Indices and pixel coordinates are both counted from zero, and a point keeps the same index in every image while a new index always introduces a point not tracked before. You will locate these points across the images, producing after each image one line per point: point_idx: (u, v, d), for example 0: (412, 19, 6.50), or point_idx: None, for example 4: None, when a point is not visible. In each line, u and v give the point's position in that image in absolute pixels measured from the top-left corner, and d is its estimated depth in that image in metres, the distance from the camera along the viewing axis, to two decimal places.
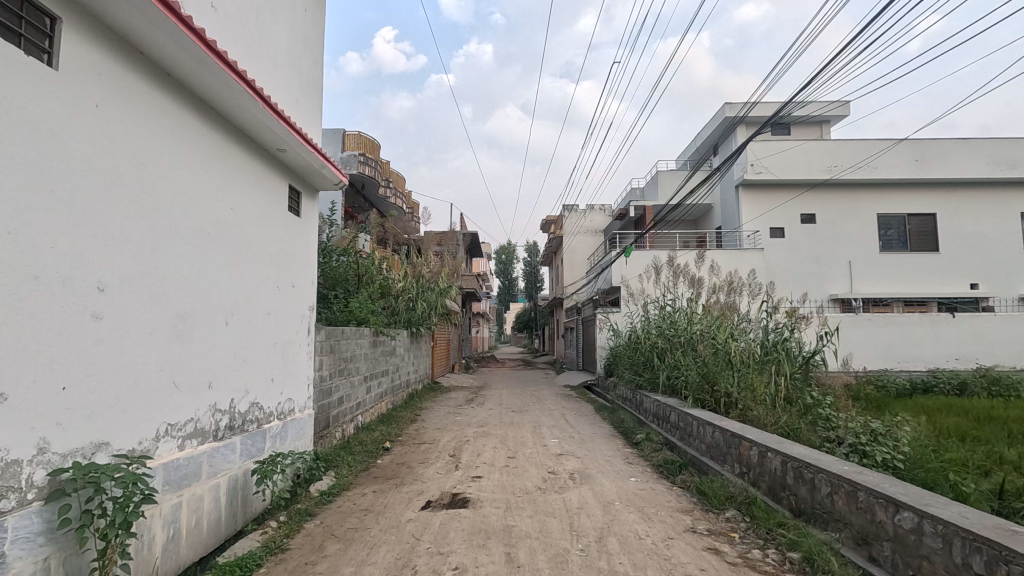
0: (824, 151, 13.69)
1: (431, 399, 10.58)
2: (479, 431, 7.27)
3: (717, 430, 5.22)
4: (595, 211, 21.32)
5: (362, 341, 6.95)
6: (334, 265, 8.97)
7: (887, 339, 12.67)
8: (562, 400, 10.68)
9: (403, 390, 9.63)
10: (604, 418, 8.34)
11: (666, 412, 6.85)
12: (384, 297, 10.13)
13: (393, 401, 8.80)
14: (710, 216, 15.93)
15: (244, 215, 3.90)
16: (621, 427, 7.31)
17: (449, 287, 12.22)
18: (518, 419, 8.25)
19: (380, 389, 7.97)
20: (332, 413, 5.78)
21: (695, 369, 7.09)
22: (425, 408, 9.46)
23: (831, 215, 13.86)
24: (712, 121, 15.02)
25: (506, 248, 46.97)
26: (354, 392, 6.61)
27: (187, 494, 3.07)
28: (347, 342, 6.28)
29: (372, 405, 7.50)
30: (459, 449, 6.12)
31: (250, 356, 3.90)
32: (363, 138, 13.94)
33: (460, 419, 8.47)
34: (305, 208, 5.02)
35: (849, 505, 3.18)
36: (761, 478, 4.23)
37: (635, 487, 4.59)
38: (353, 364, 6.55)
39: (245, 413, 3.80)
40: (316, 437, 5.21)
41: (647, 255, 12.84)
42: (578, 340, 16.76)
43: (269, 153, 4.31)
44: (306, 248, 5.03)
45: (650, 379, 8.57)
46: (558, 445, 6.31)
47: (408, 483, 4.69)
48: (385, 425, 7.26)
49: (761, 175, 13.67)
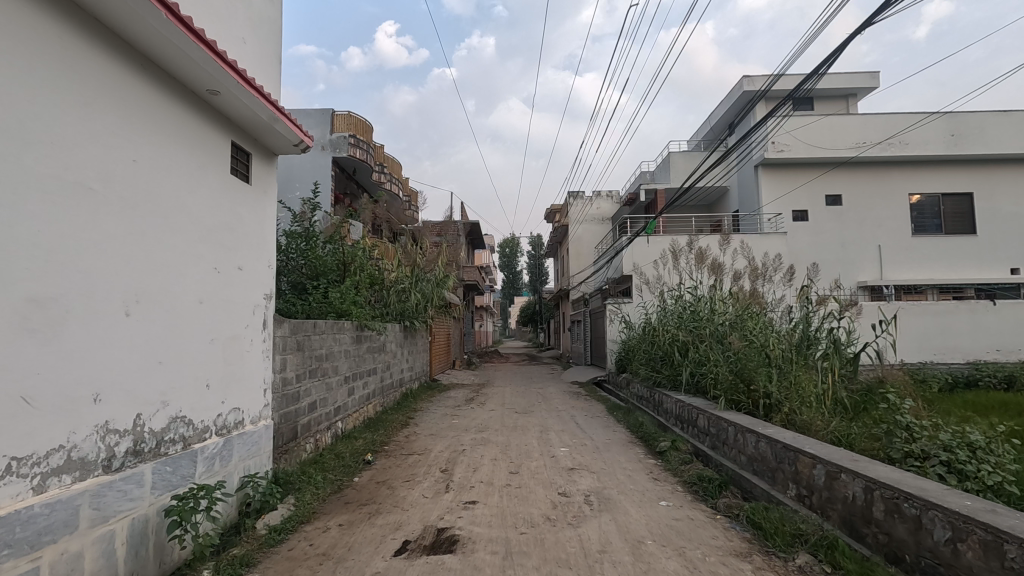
0: (851, 126, 12.66)
1: (428, 399, 9.68)
2: (478, 438, 6.36)
3: (765, 441, 4.29)
4: (602, 198, 20.32)
5: (342, 338, 6.06)
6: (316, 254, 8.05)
7: (926, 329, 11.65)
8: (571, 399, 9.76)
9: (396, 390, 8.73)
10: (619, 420, 7.42)
11: (693, 415, 5.96)
12: (374, 288, 9.23)
13: (383, 403, 7.90)
14: (726, 200, 14.94)
15: (160, 173, 2.99)
16: (640, 431, 6.39)
17: (447, 278, 11.32)
18: (522, 423, 7.32)
19: (367, 390, 7.08)
20: (301, 422, 4.89)
21: (724, 364, 6.19)
22: (419, 409, 8.56)
23: (859, 196, 12.84)
24: (729, 98, 14.00)
25: (509, 241, 45.98)
26: (332, 395, 5.73)
27: (49, 556, 2.17)
28: (321, 339, 5.38)
29: (357, 410, 6.62)
30: (452, 462, 5.20)
31: (171, 358, 2.99)
32: (356, 119, 12.96)
33: (457, 422, 7.56)
34: (258, 174, 4.10)
35: (987, 560, 2.26)
36: (833, 508, 3.32)
37: (669, 515, 3.66)
38: (330, 362, 5.67)
39: (162, 432, 2.89)
40: (276, 453, 4.32)
41: (661, 240, 11.85)
42: (586, 333, 15.82)
43: (199, 98, 3.38)
44: (260, 223, 4.11)
45: (671, 376, 7.63)
46: (568, 455, 5.39)
47: (386, 511, 3.78)
48: (370, 433, 6.34)
49: (783, 153, 12.66)
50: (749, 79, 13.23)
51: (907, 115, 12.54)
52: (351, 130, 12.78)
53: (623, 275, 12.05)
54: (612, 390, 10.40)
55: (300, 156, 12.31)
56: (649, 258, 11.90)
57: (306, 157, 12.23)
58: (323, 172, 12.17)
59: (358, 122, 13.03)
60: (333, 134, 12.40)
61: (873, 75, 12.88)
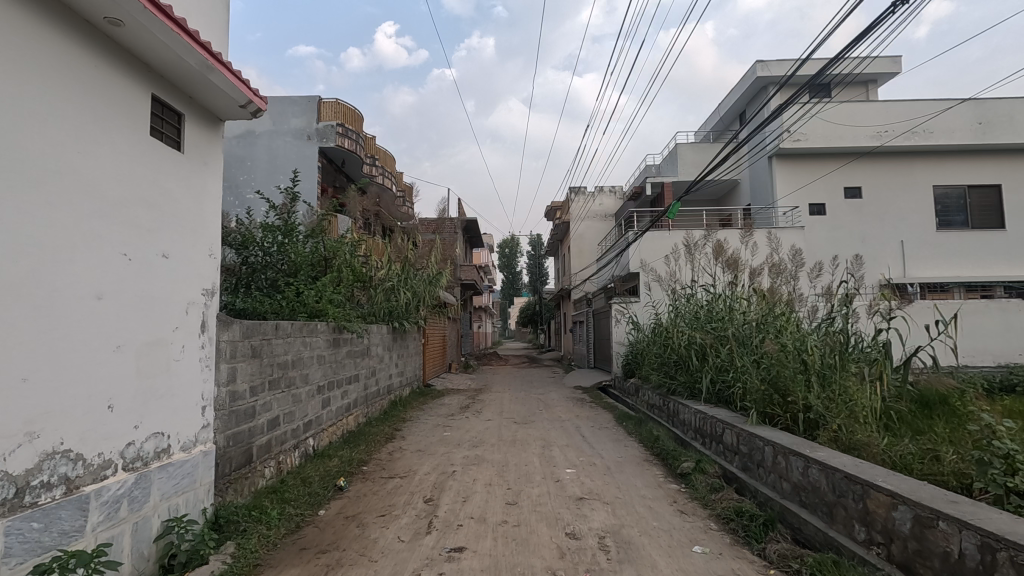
0: (871, 113, 11.89)
1: (419, 407, 8.89)
2: (471, 455, 5.57)
3: (819, 468, 3.51)
4: (605, 194, 19.55)
5: (315, 341, 5.28)
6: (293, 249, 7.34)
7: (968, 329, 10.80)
8: (575, 406, 8.98)
9: (382, 398, 7.96)
10: (631, 432, 6.65)
11: (719, 429, 5.21)
12: (360, 285, 8.49)
13: (367, 413, 7.12)
14: (736, 195, 14.16)
15: (27, 122, 2.21)
16: (656, 447, 5.63)
17: (441, 277, 10.54)
18: (522, 435, 6.55)
19: (347, 400, 6.29)
20: (259, 443, 4.11)
21: (752, 370, 5.43)
22: (408, 419, 7.79)
23: (879, 189, 12.06)
24: (739, 86, 13.21)
25: (509, 241, 45.22)
26: (301, 407, 4.94)
27: None
28: (285, 344, 4.59)
29: (334, 422, 5.83)
30: (439, 488, 4.41)
31: (44, 372, 2.20)
32: (344, 107, 12.18)
33: (449, 435, 6.78)
34: (195, 140, 3.31)
35: None
36: (927, 565, 2.56)
37: (709, 570, 2.88)
38: (299, 368, 4.90)
39: (27, 473, 2.11)
40: (221, 484, 3.53)
41: (670, 236, 11.09)
42: (589, 334, 15.04)
43: (100, 33, 2.60)
44: (197, 200, 3.33)
45: (688, 383, 6.84)
46: (575, 479, 4.61)
47: (348, 564, 2.99)
48: (348, 449, 5.56)
49: (800, 143, 11.89)
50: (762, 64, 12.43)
51: (931, 102, 11.76)
52: (339, 118, 12.00)
53: (629, 273, 11.27)
54: (620, 397, 9.61)
55: (284, 141, 11.58)
56: (657, 253, 11.13)
57: (291, 140, 11.51)
58: (308, 163, 11.43)
59: (346, 110, 12.23)
60: (320, 122, 11.65)
61: (894, 60, 12.12)
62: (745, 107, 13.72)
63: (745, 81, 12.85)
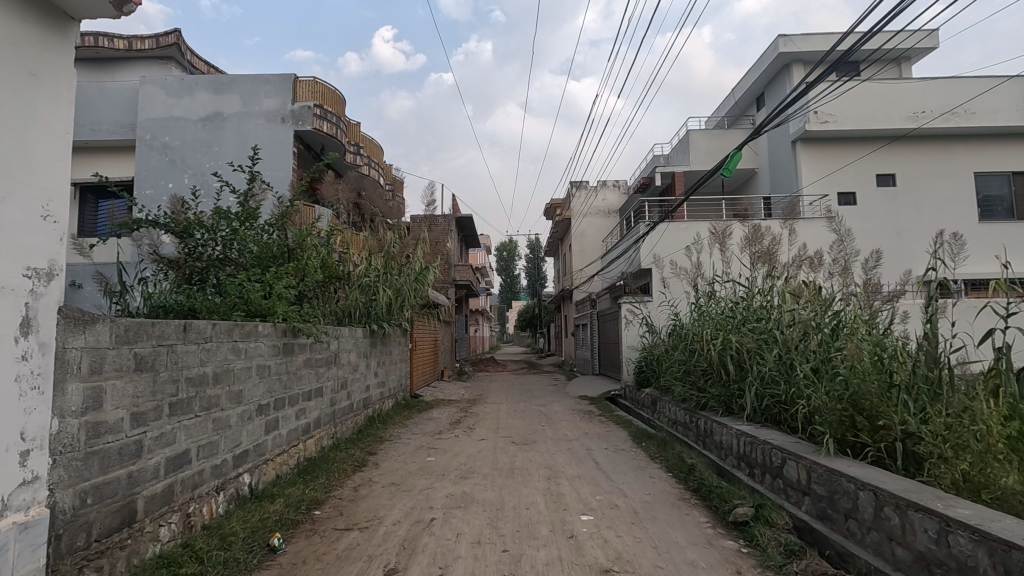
0: (906, 93, 10.76)
1: (402, 423, 7.68)
2: (456, 493, 4.33)
3: (971, 538, 2.35)
4: (608, 188, 18.45)
5: (253, 348, 4.07)
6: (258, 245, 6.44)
7: None
8: (582, 421, 7.76)
9: (357, 414, 6.75)
10: (654, 457, 5.47)
11: (780, 461, 4.02)
12: (334, 282, 7.35)
13: (335, 434, 5.93)
14: (753, 185, 13.03)
15: None
16: (694, 481, 4.43)
17: (428, 272, 9.30)
18: (520, 462, 5.35)
19: (305, 419, 5.09)
20: (150, 493, 2.89)
21: (816, 382, 4.24)
22: (386, 439, 6.59)
23: (915, 176, 10.89)
24: (758, 66, 12.07)
25: (506, 243, 44.19)
26: (230, 435, 3.71)
27: None
28: (200, 353, 3.37)
29: (284, 451, 4.59)
30: (410, 550, 3.20)
31: None
32: (323, 87, 11.01)
33: (433, 462, 5.55)
34: (8, 35, 2.14)
35: None
36: None
37: None
38: (227, 382, 3.68)
39: None
40: (67, 567, 2.33)
41: (686, 228, 9.96)
42: (593, 339, 13.86)
43: None
44: (11, 130, 2.16)
45: (724, 398, 5.66)
46: (596, 534, 3.42)
47: None
48: (299, 486, 4.34)
49: (829, 125, 10.79)
50: (786, 39, 11.16)
51: (974, 81, 10.63)
52: (318, 99, 10.81)
53: (640, 269, 10.12)
54: (633, 410, 8.43)
55: (254, 124, 10.45)
56: (672, 248, 9.95)
57: (263, 123, 10.41)
58: (282, 148, 10.34)
59: (325, 90, 11.03)
60: (295, 103, 10.52)
61: (931, 34, 10.97)
62: (764, 89, 12.62)
63: (765, 59, 11.71)
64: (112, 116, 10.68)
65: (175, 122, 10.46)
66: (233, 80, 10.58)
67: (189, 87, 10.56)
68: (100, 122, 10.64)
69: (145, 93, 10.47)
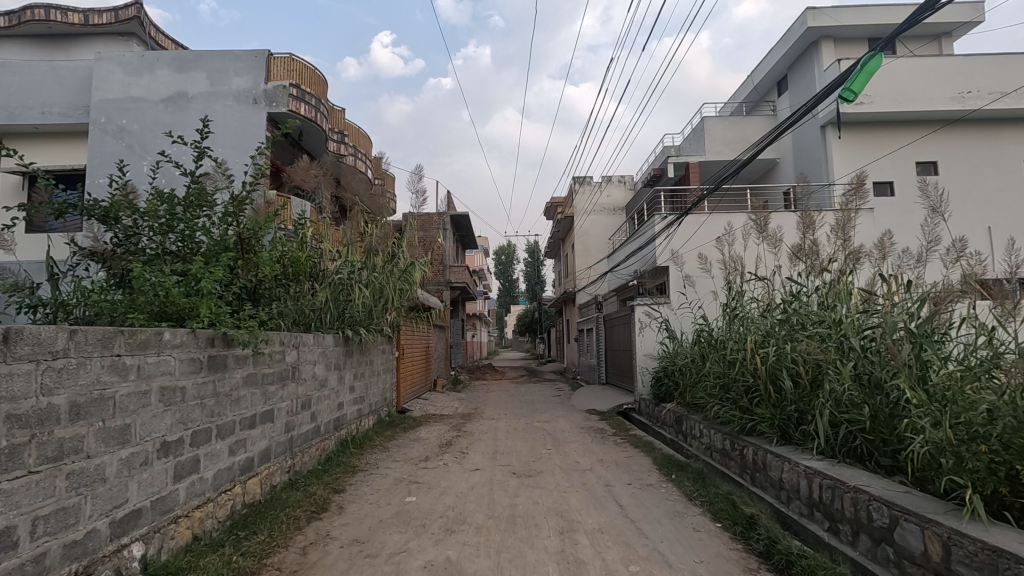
0: (951, 71, 9.66)
1: (382, 445, 6.53)
2: (437, 562, 3.17)
3: None
4: (613, 184, 17.37)
5: (153, 365, 2.92)
6: (205, 235, 5.32)
7: None
8: (594, 443, 6.61)
9: (324, 438, 5.58)
10: (695, 499, 4.30)
11: (889, 521, 2.89)
12: (302, 279, 6.23)
13: (293, 466, 4.76)
14: (775, 177, 11.93)
15: None
16: (763, 542, 3.27)
17: (415, 269, 8.14)
18: (525, 506, 4.19)
19: (245, 454, 3.91)
20: None
21: (933, 414, 3.10)
22: (360, 469, 5.44)
23: (958, 165, 9.78)
24: (783, 44, 11.00)
25: (506, 247, 43.17)
26: (103, 493, 2.54)
27: None
28: (42, 376, 2.22)
29: (208, 500, 3.41)
30: None
31: None
32: (301, 65, 9.90)
33: (412, 504, 4.38)
34: None
35: None
36: None
37: None
38: (99, 416, 2.52)
39: None
40: None
41: (708, 221, 8.82)
42: (599, 345, 12.74)
43: None
44: None
45: (780, 422, 4.53)
46: None
47: None
48: (224, 552, 3.17)
49: (864, 107, 9.67)
50: (815, 12, 10.11)
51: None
52: (294, 79, 9.70)
53: (655, 268, 8.99)
54: (651, 428, 7.32)
55: (223, 105, 9.34)
56: (691, 243, 8.84)
57: (233, 105, 9.31)
58: (253, 133, 9.24)
59: (303, 68, 9.91)
60: (269, 82, 9.40)
61: (977, 6, 9.90)
62: (787, 71, 11.54)
63: (791, 36, 10.65)
64: (64, 97, 9.54)
65: (134, 103, 9.31)
66: (198, 57, 9.45)
67: (150, 65, 9.45)
68: (50, 104, 9.49)
69: (101, 71, 9.35)
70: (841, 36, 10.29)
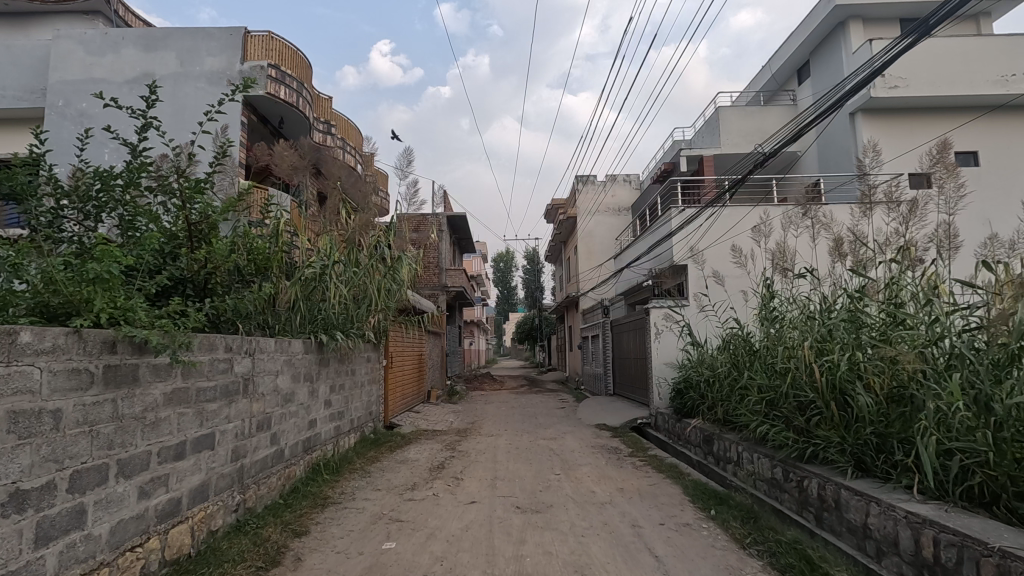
0: (994, 52, 8.83)
1: (362, 469, 5.59)
2: None
3: None
4: (618, 184, 16.54)
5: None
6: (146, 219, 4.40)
7: None
8: (609, 467, 5.68)
9: (288, 463, 4.64)
10: (753, 548, 3.36)
11: None
12: (268, 274, 5.31)
13: (242, 503, 3.81)
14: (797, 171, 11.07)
15: None
16: None
17: (404, 266, 7.25)
18: (535, 559, 3.24)
19: (165, 495, 2.96)
20: None
21: None
22: (330, 502, 4.49)
23: (1002, 157, 8.92)
24: (807, 27, 10.20)
25: (506, 254, 42.38)
26: None
27: None
28: None
29: (100, 566, 2.47)
30: None
31: None
32: (281, 46, 9.03)
33: (390, 554, 3.42)
34: None
35: None
36: None
37: None
38: None
39: None
40: None
41: (731, 215, 7.94)
42: (606, 352, 11.80)
43: None
44: None
45: (854, 449, 3.60)
46: None
47: None
48: None
49: (899, 91, 8.83)
50: None
51: None
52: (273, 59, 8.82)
53: (672, 266, 8.10)
54: (673, 447, 6.40)
55: (194, 87, 8.46)
56: (713, 238, 7.95)
57: (205, 86, 8.44)
58: None
59: (283, 48, 9.03)
60: (245, 62, 8.53)
61: None
62: (810, 57, 10.72)
63: (816, 17, 9.85)
64: (19, 79, 8.66)
65: (94, 85, 8.39)
66: (167, 35, 8.59)
67: (114, 43, 8.58)
68: (3, 87, 8.60)
69: (58, 50, 8.44)
70: (872, 16, 9.48)
